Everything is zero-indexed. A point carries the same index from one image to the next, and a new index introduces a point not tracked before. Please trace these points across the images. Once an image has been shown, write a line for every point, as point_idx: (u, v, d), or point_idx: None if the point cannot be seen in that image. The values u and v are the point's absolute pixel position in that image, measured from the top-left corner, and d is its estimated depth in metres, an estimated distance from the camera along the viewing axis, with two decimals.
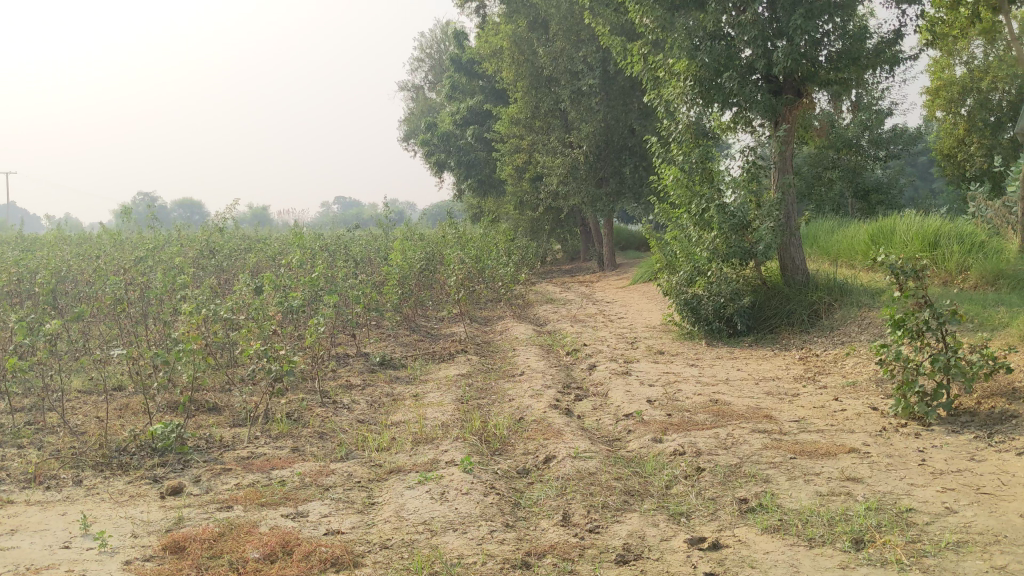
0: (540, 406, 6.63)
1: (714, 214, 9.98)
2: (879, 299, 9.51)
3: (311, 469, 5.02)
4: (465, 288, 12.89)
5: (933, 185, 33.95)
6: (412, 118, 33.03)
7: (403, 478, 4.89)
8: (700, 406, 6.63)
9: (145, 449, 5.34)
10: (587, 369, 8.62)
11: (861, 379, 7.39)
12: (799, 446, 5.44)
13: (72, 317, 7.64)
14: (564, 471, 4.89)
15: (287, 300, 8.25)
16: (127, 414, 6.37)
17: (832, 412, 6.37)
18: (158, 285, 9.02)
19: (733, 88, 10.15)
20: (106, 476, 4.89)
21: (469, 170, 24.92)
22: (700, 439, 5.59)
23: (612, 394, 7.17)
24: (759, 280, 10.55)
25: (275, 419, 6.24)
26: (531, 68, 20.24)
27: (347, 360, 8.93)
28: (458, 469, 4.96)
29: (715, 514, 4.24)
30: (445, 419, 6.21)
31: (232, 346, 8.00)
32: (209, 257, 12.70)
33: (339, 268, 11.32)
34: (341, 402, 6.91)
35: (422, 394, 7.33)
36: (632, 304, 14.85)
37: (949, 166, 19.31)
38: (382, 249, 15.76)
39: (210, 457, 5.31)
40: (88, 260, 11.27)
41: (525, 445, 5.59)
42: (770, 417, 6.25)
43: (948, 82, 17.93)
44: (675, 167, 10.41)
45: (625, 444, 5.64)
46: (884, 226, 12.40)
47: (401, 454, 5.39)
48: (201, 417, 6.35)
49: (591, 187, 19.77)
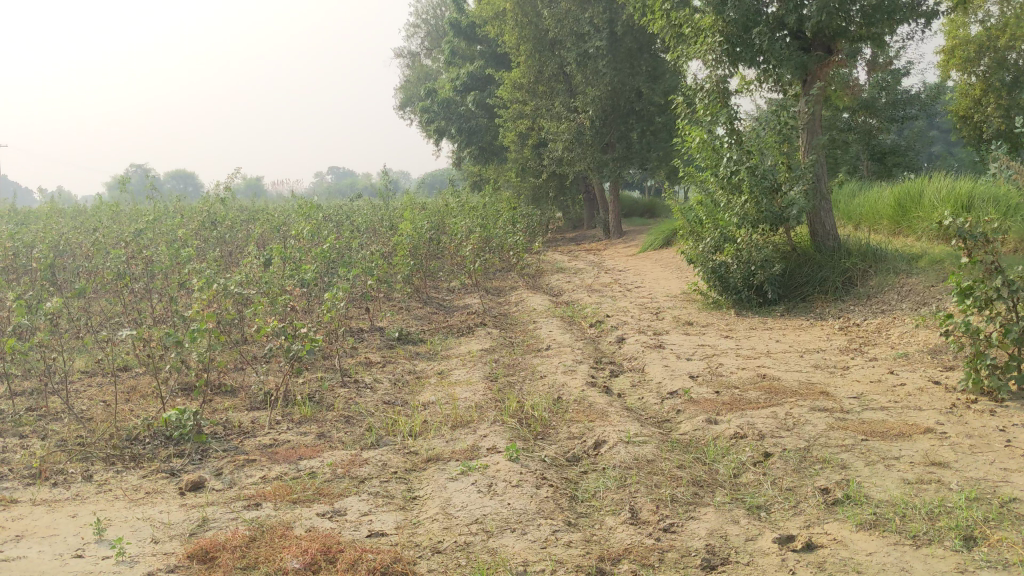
0: (577, 384, 6.18)
1: (745, 177, 9.46)
2: (917, 265, 9.06)
3: (342, 459, 4.57)
4: (478, 258, 12.41)
5: (952, 149, 33.49)
6: (408, 86, 32.41)
7: (443, 469, 4.45)
8: (748, 381, 6.21)
9: (159, 438, 4.91)
10: (616, 342, 8.18)
11: (912, 350, 6.97)
12: (868, 426, 5.02)
13: (73, 294, 7.16)
14: (620, 459, 4.46)
15: (299, 273, 7.78)
16: (136, 398, 5.93)
17: (891, 387, 5.96)
18: (162, 259, 8.50)
19: (762, 45, 9.64)
20: (119, 471, 4.45)
21: (471, 137, 24.29)
22: (758, 420, 5.17)
23: (650, 370, 6.75)
24: (789, 246, 10.08)
25: (295, 402, 5.80)
26: (534, 30, 19.58)
27: (362, 335, 8.47)
28: (502, 457, 4.51)
29: (798, 507, 3.83)
30: (479, 400, 5.77)
31: (242, 322, 7.54)
32: (211, 229, 12.17)
33: (348, 238, 10.82)
34: (363, 381, 6.47)
35: (448, 371, 6.89)
36: (647, 272, 14.39)
37: (965, 128, 18.79)
38: (387, 217, 15.23)
39: (231, 446, 4.87)
40: (85, 233, 10.77)
41: (568, 428, 5.15)
42: (826, 393, 5.83)
43: (964, 41, 17.51)
44: (703, 129, 9.92)
45: (677, 426, 5.21)
46: (910, 189, 11.88)
47: (438, 440, 4.94)
48: (216, 400, 5.91)
49: (598, 153, 19.21)
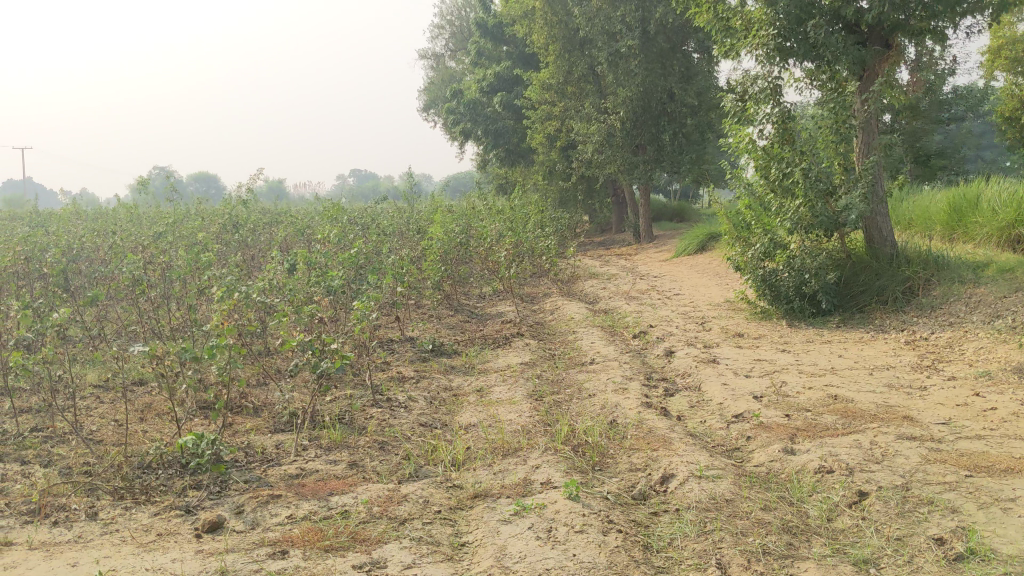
0: (631, 405, 5.63)
1: (798, 179, 8.87)
2: (984, 275, 8.46)
3: (378, 496, 4.04)
4: (510, 262, 11.89)
5: (988, 151, 32.63)
6: (432, 88, 31.96)
7: (493, 508, 3.92)
8: (820, 404, 5.63)
9: (173, 466, 4.41)
10: (664, 356, 7.62)
11: (994, 368, 6.37)
12: (968, 459, 4.43)
13: (85, 302, 6.69)
14: (695, 499, 3.92)
15: (326, 281, 7.29)
16: (152, 418, 5.45)
17: (981, 411, 5.36)
18: (181, 264, 8.02)
19: (817, 38, 9.03)
20: (129, 507, 3.95)
21: (497, 139, 23.75)
22: (842, 450, 4.61)
23: (707, 389, 6.19)
24: (843, 254, 9.44)
25: (323, 425, 5.31)
26: (565, 29, 19.05)
27: (392, 346, 7.97)
28: (561, 496, 3.96)
29: (914, 563, 3.27)
30: (525, 423, 5.26)
31: (265, 333, 7.04)
32: (232, 232, 11.70)
33: (375, 242, 10.32)
34: (396, 399, 5.95)
35: (488, 389, 6.35)
36: (684, 279, 13.81)
37: (1011, 131, 18.00)
38: (413, 220, 14.72)
39: (253, 477, 4.38)
40: (103, 237, 10.35)
41: (629, 458, 4.60)
42: (909, 419, 5.25)
43: (1011, 40, 16.79)
44: (752, 128, 9.34)
45: (750, 457, 4.67)
46: (966, 193, 11.25)
47: (483, 471, 4.41)
48: (238, 421, 5.41)
49: (628, 155, 18.62)
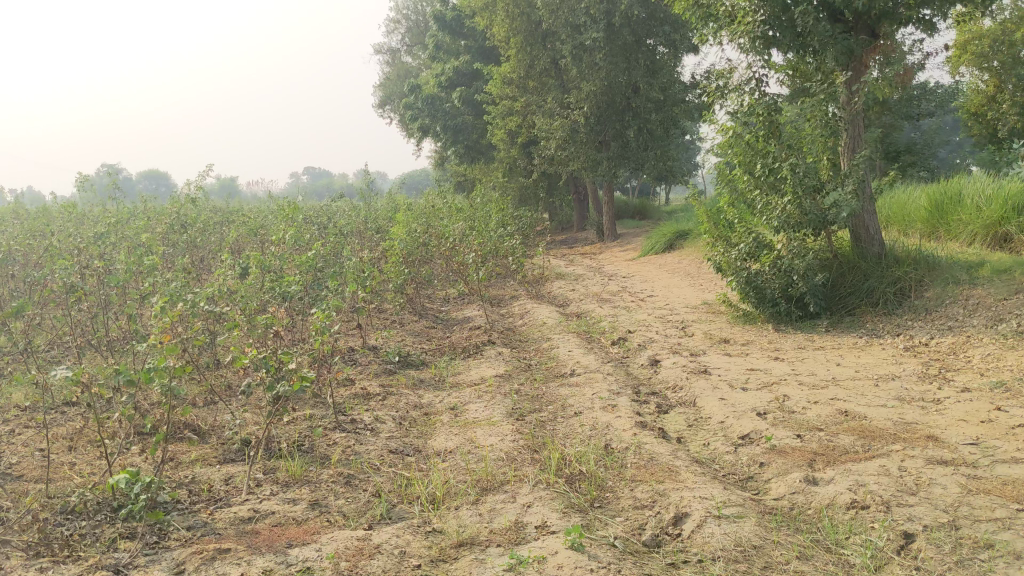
0: (625, 425, 5.06)
1: (786, 176, 8.36)
2: (979, 276, 8.02)
3: (346, 547, 3.42)
4: (479, 263, 11.26)
5: (962, 146, 32.52)
6: (387, 84, 31.11)
7: (484, 561, 3.32)
8: (832, 422, 5.10)
9: (104, 511, 3.75)
10: (650, 365, 7.06)
11: (1008, 378, 5.89)
12: (1014, 490, 3.91)
13: (11, 313, 5.94)
14: (718, 547, 3.36)
15: (281, 287, 6.59)
16: (84, 449, 4.75)
17: (1008, 428, 4.86)
18: (121, 269, 7.26)
19: (805, 25, 8.52)
20: (46, 566, 3.28)
21: (457, 136, 23.04)
22: (870, 478, 4.08)
23: (703, 405, 5.64)
24: (829, 254, 8.97)
25: (280, 455, 4.67)
26: (527, 22, 18.43)
27: (354, 358, 7.32)
28: (562, 544, 3.38)
29: None
30: (510, 450, 4.65)
31: (214, 347, 6.33)
32: (179, 232, 10.91)
33: (332, 243, 9.63)
34: (361, 422, 5.32)
35: (463, 407, 5.73)
36: (654, 279, 13.30)
37: (978, 126, 17.63)
38: (371, 219, 14.01)
39: (198, 522, 3.74)
40: (36, 240, 9.50)
41: (632, 492, 4.03)
42: (933, 439, 4.74)
43: (976, 36, 16.08)
44: (734, 119, 8.80)
45: (768, 490, 4.13)
46: (947, 189, 10.83)
47: (468, 513, 3.81)
48: (182, 452, 4.74)
49: (592, 151, 18.04)
